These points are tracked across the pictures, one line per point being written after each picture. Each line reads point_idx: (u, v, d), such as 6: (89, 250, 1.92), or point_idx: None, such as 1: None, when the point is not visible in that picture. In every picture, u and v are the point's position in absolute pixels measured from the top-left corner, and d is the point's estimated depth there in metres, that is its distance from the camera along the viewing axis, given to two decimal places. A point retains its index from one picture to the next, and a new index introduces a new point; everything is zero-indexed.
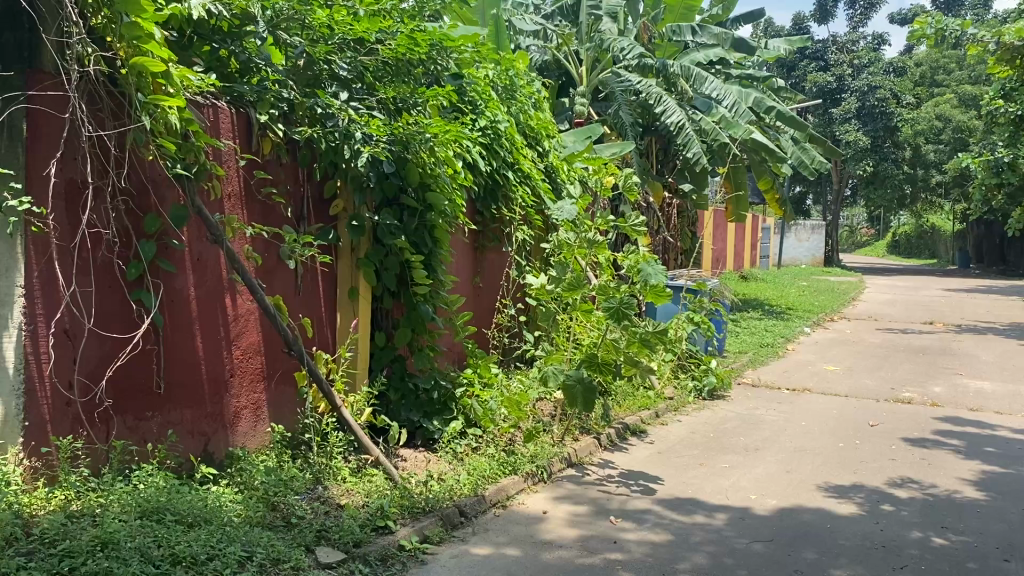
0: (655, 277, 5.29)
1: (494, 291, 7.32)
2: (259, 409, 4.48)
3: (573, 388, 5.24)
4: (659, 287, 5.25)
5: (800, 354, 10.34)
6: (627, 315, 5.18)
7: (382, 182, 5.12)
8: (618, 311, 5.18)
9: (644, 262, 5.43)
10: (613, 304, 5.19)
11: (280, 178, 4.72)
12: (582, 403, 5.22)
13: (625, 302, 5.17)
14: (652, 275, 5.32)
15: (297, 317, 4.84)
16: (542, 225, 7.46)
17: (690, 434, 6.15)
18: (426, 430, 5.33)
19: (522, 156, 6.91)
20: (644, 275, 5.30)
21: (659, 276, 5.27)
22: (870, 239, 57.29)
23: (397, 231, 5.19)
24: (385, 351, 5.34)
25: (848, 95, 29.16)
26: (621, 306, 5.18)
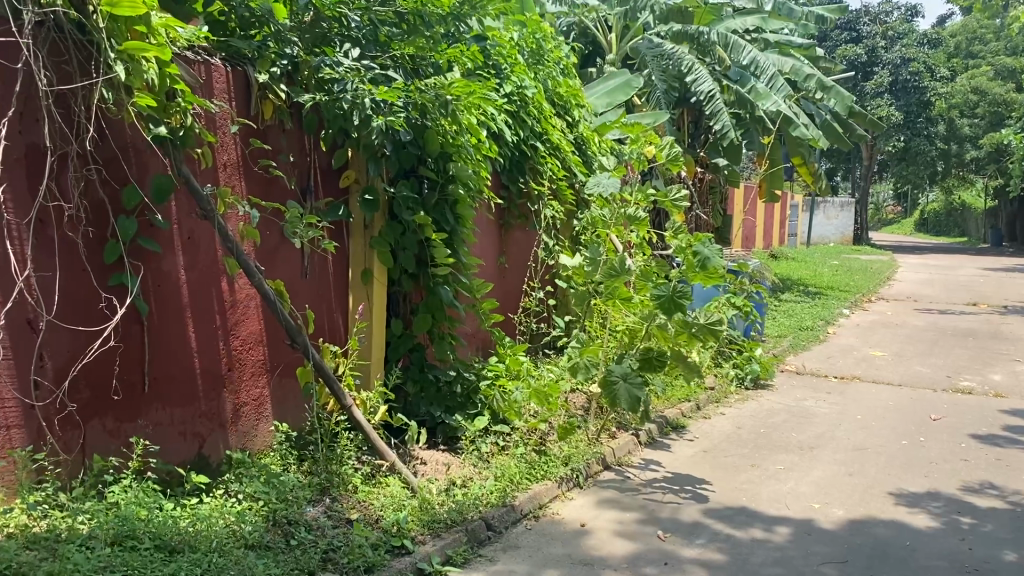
0: (713, 260, 4.61)
1: (520, 272, 6.74)
2: (263, 405, 4.08)
3: (613, 388, 4.67)
4: (713, 270, 4.59)
5: (842, 339, 9.75)
6: (680, 306, 4.59)
7: (398, 150, 4.61)
8: (666, 299, 4.61)
9: (699, 244, 4.73)
10: (664, 293, 4.61)
11: (283, 147, 4.17)
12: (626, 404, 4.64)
13: (679, 292, 4.59)
14: (709, 257, 4.62)
15: (305, 304, 4.36)
16: (573, 200, 6.89)
17: (736, 429, 5.62)
18: (447, 427, 4.79)
19: (551, 125, 6.39)
20: (699, 258, 4.61)
21: (716, 258, 4.60)
22: (898, 216, 56.14)
23: (415, 207, 4.65)
24: (402, 339, 4.82)
25: (880, 68, 28.21)
26: (675, 296, 4.60)
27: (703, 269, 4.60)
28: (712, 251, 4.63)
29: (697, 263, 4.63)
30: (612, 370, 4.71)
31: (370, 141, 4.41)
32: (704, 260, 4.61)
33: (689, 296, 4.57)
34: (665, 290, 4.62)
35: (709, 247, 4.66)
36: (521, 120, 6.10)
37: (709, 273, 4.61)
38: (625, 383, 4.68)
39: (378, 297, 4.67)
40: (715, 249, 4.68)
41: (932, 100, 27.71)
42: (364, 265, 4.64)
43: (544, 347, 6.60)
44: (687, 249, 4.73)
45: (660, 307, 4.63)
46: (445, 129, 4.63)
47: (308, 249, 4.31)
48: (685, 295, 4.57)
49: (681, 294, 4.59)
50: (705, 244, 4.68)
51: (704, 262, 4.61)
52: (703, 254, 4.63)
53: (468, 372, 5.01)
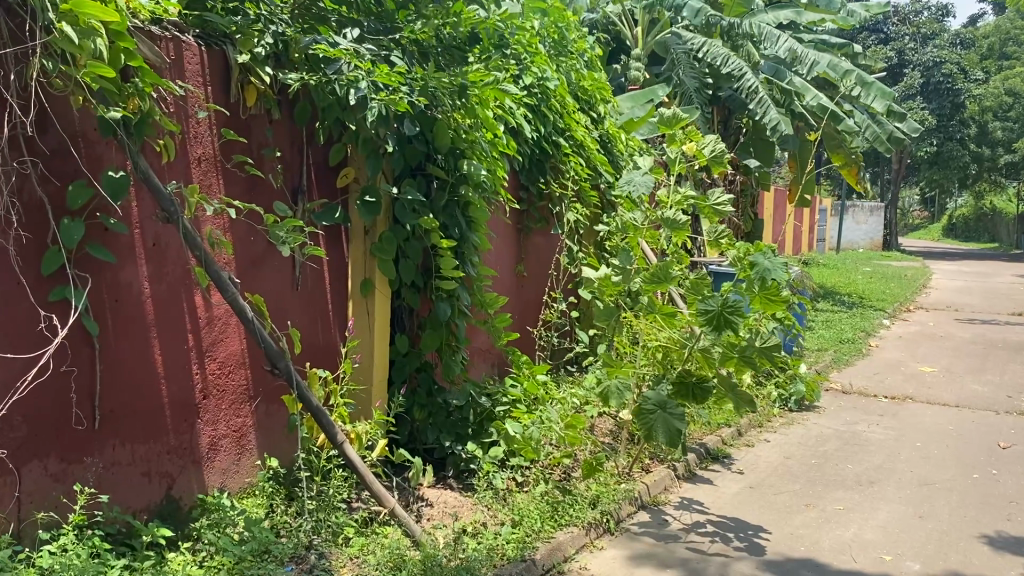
0: (774, 274, 3.94)
1: (541, 282, 6.16)
2: (245, 438, 3.56)
3: (649, 418, 4.08)
4: (774, 287, 3.93)
5: (886, 353, 9.09)
6: (731, 323, 3.97)
7: (401, 144, 4.07)
8: (716, 317, 4.00)
9: (757, 254, 4.04)
10: (712, 307, 4.00)
11: (269, 140, 3.62)
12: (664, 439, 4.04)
13: (729, 305, 3.97)
14: (770, 270, 3.95)
15: (295, 321, 3.81)
16: (598, 203, 6.35)
17: (784, 460, 5.03)
18: (458, 458, 4.26)
19: (575, 121, 5.87)
20: (759, 271, 3.94)
21: (779, 272, 3.93)
22: (925, 222, 55.03)
23: (423, 208, 4.10)
24: (408, 359, 4.28)
25: (911, 69, 27.42)
26: (725, 311, 3.98)
27: (763, 285, 3.95)
28: (774, 265, 3.96)
29: (756, 278, 3.96)
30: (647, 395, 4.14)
31: (370, 133, 3.85)
32: (765, 273, 3.93)
33: (741, 312, 3.95)
34: (715, 302, 4.00)
35: (770, 259, 3.99)
36: (542, 116, 5.61)
37: (768, 294, 3.95)
38: (664, 413, 4.08)
39: (379, 310, 4.12)
40: (777, 262, 4.00)
41: (966, 101, 26.87)
42: (364, 275, 4.10)
43: (568, 365, 6.01)
44: (744, 261, 4.07)
45: (709, 327, 4.02)
46: (457, 124, 4.15)
47: (300, 257, 3.77)
48: (736, 310, 3.95)
49: (732, 309, 3.97)
50: (765, 256, 4.02)
51: (765, 277, 3.94)
52: (763, 267, 3.96)
53: (482, 396, 4.45)
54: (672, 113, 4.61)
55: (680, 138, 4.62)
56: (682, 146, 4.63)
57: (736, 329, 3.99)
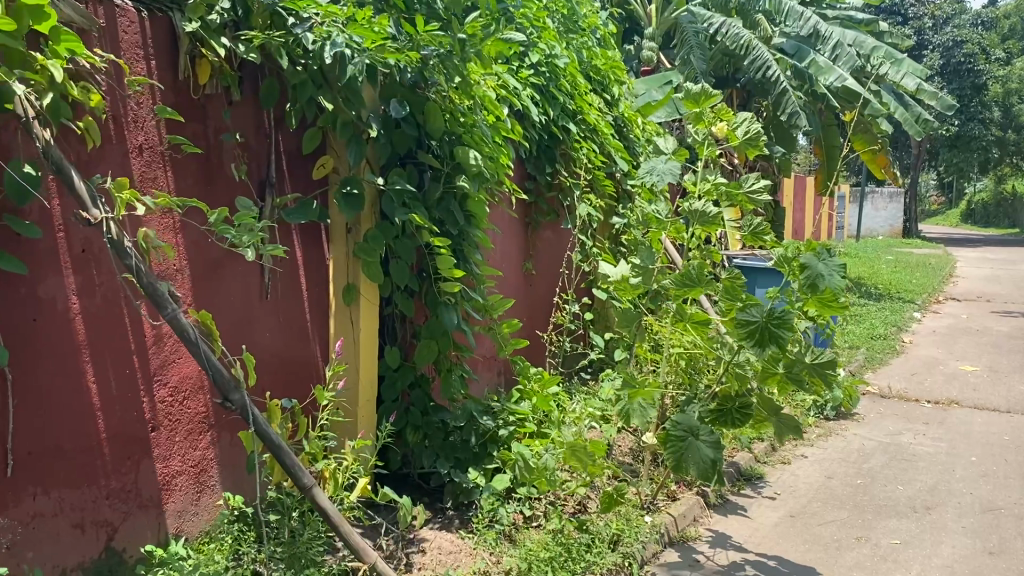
0: (830, 280, 3.34)
1: (551, 280, 5.60)
2: (204, 473, 3.07)
3: (678, 447, 3.48)
4: (828, 294, 3.35)
5: (921, 350, 8.50)
6: (777, 338, 3.36)
7: (387, 129, 3.55)
8: (758, 330, 3.39)
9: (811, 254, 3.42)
10: (755, 319, 3.39)
11: (227, 123, 3.09)
12: (698, 472, 3.43)
13: (775, 317, 3.35)
14: (825, 276, 3.35)
15: (265, 335, 3.30)
16: (613, 193, 5.82)
17: (826, 479, 4.49)
18: (457, 486, 3.71)
19: (588, 103, 5.36)
20: (809, 275, 3.36)
21: (835, 278, 3.34)
22: (942, 207, 54.08)
23: (413, 201, 3.58)
24: (400, 372, 3.78)
25: (930, 50, 26.63)
26: (770, 324, 3.37)
27: (814, 291, 3.37)
28: (830, 270, 3.36)
29: (805, 285, 3.38)
30: (674, 418, 3.54)
31: (350, 114, 3.36)
32: (817, 280, 3.35)
33: (790, 325, 3.33)
34: (759, 313, 3.39)
35: (825, 260, 3.38)
36: (551, 97, 5.10)
37: (822, 298, 3.38)
38: (695, 440, 3.47)
39: (364, 320, 3.62)
40: (834, 265, 3.38)
41: (988, 83, 26.04)
42: (347, 281, 3.58)
43: (582, 373, 5.46)
44: (793, 262, 3.43)
45: (747, 338, 3.41)
46: (450, 107, 3.69)
47: (269, 262, 3.26)
48: (784, 323, 3.33)
49: (779, 320, 3.35)
50: (818, 257, 3.40)
51: (816, 283, 3.35)
52: (815, 271, 3.36)
53: (484, 414, 3.90)
54: (700, 89, 4.03)
55: (708, 117, 4.09)
56: (711, 126, 4.12)
57: (783, 346, 3.37)
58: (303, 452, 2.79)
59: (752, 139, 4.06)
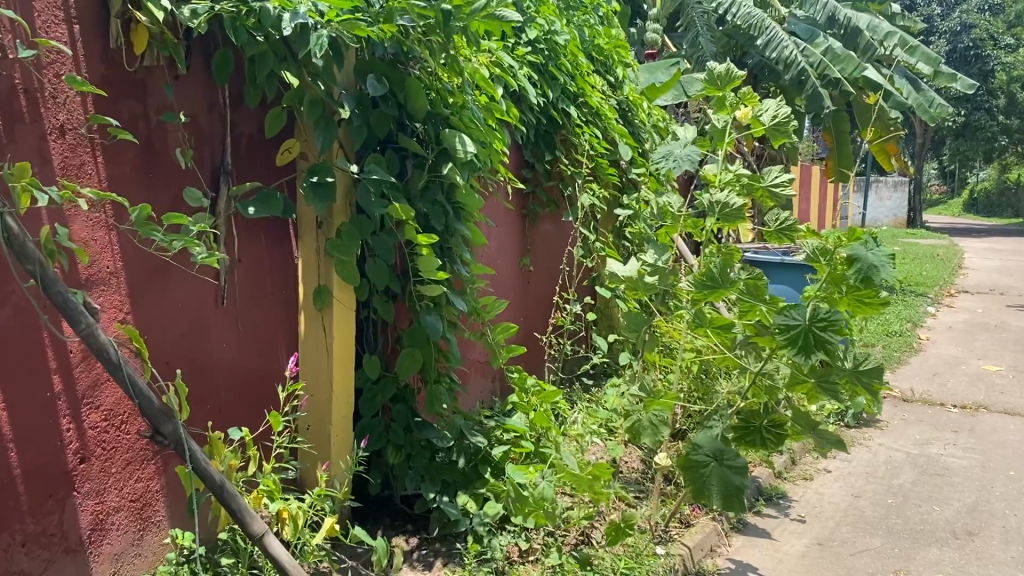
0: (883, 273, 2.86)
1: (550, 277, 5.17)
2: (149, 508, 2.65)
3: (699, 473, 2.93)
4: (870, 293, 2.83)
5: (940, 347, 8.06)
6: (824, 342, 2.80)
7: (363, 108, 3.07)
8: (799, 335, 2.84)
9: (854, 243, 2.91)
10: (796, 322, 2.83)
11: (173, 101, 2.65)
12: (720, 501, 2.90)
13: (819, 317, 2.80)
14: (877, 267, 2.86)
15: (222, 347, 2.88)
16: (617, 182, 5.40)
17: (854, 498, 4.07)
18: (445, 514, 3.29)
19: (589, 85, 4.94)
20: (860, 267, 2.85)
21: (888, 270, 2.86)
22: (945, 197, 53.60)
23: (393, 192, 3.11)
24: (381, 385, 3.37)
25: (937, 37, 26.12)
26: (813, 326, 2.81)
27: (861, 286, 2.85)
28: (881, 259, 2.88)
29: (854, 278, 2.86)
30: (694, 439, 2.98)
31: (318, 92, 2.93)
32: (870, 271, 2.84)
33: (837, 326, 2.78)
34: (800, 315, 2.83)
35: (873, 250, 2.91)
36: (550, 78, 4.65)
37: (862, 297, 2.85)
38: (719, 466, 2.92)
39: (339, 327, 3.19)
40: (882, 255, 2.92)
41: (996, 69, 25.52)
42: (318, 283, 3.14)
43: (583, 379, 5.02)
44: (835, 257, 2.92)
45: (788, 345, 2.86)
46: (437, 88, 3.32)
47: (225, 263, 2.84)
48: (829, 324, 2.78)
49: (824, 320, 2.80)
50: (865, 246, 2.92)
51: (869, 275, 2.85)
52: (866, 262, 2.86)
53: (475, 432, 3.48)
54: (725, 70, 3.60)
55: (732, 102, 3.63)
56: (733, 112, 3.66)
57: (832, 353, 2.82)
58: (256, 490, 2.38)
59: (783, 126, 3.60)
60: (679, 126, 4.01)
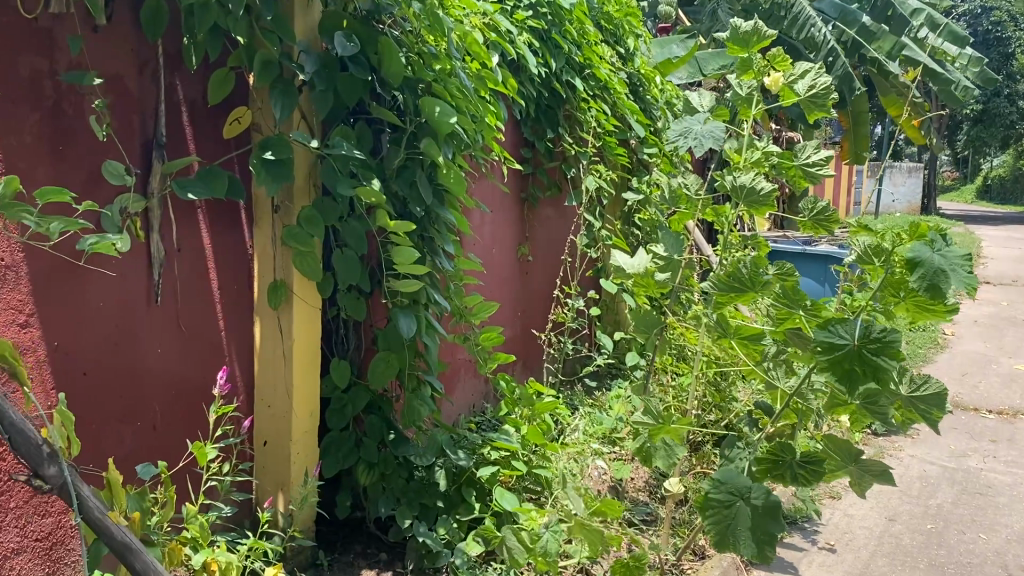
0: (953, 281, 2.35)
1: (552, 269, 4.70)
2: (59, 547, 2.20)
3: (722, 517, 2.53)
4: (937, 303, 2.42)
5: (968, 344, 7.58)
6: (879, 365, 2.33)
7: (328, 72, 2.59)
8: (845, 357, 2.38)
9: (920, 242, 2.44)
10: (842, 341, 2.36)
11: (86, 58, 2.18)
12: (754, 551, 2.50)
13: (872, 337, 2.33)
14: (945, 274, 2.36)
15: (156, 353, 2.43)
16: (626, 164, 4.93)
17: (890, 523, 3.61)
18: (423, 546, 2.83)
19: (597, 55, 4.47)
20: (924, 273, 2.37)
21: (961, 275, 2.35)
22: (957, 184, 52.80)
23: (363, 171, 2.64)
24: (352, 395, 2.92)
25: (958, 19, 25.37)
26: (864, 348, 2.35)
27: (929, 296, 2.37)
28: (951, 264, 2.38)
29: (920, 287, 2.38)
30: (716, 474, 2.58)
31: (272, 51, 2.46)
32: (937, 279, 2.36)
33: (895, 350, 2.30)
34: (848, 332, 2.36)
35: (942, 252, 2.40)
36: (554, 46, 4.17)
37: (925, 304, 2.45)
38: (747, 505, 2.52)
39: (300, 329, 2.73)
40: (956, 258, 2.40)
41: (1018, 53, 24.79)
42: (275, 277, 2.69)
43: (585, 380, 4.56)
44: (896, 257, 2.51)
45: (830, 367, 2.40)
46: (420, 50, 2.84)
47: (158, 255, 2.38)
48: (885, 346, 2.31)
49: (878, 340, 2.32)
50: (931, 247, 2.42)
51: (936, 283, 2.36)
52: (932, 267, 2.37)
53: (459, 449, 3.02)
54: (751, 28, 3.13)
55: (757, 65, 3.19)
56: (760, 78, 3.20)
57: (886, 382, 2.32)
58: (165, 551, 1.87)
59: (819, 95, 3.11)
60: (699, 98, 3.53)
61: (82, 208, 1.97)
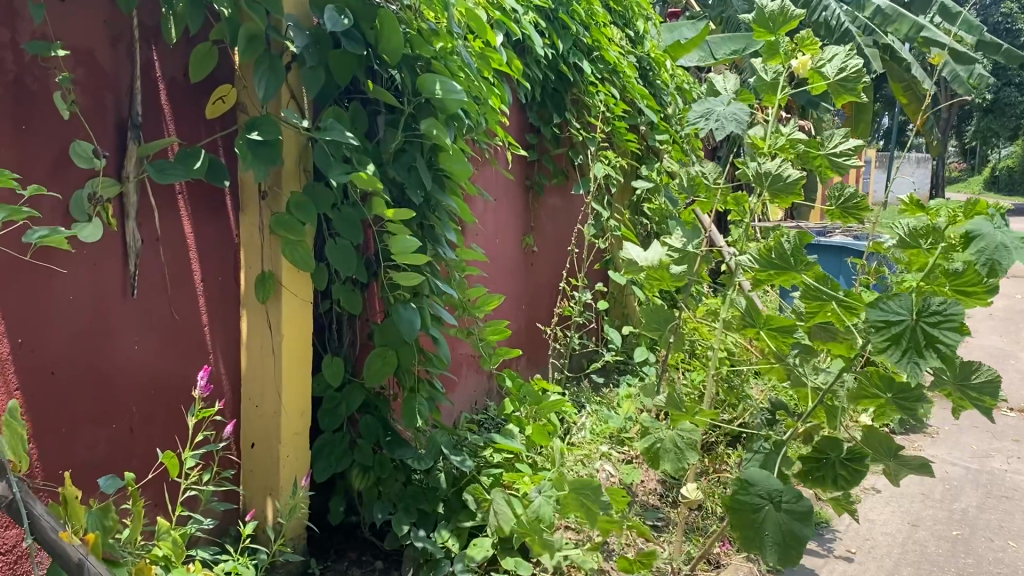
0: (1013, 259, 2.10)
1: (557, 260, 4.52)
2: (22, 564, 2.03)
3: (750, 518, 2.31)
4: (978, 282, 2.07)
5: (985, 339, 7.36)
6: (940, 341, 2.05)
7: (319, 48, 2.39)
8: (902, 334, 2.11)
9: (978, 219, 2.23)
10: (898, 316, 2.11)
11: (51, 27, 1.99)
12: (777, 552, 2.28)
13: (931, 310, 2.07)
14: (1007, 251, 2.12)
15: (133, 351, 2.25)
16: (636, 151, 4.73)
17: (914, 529, 3.43)
18: (421, 554, 2.65)
19: (606, 37, 4.27)
20: (986, 246, 2.13)
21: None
22: (965, 175, 52.40)
23: (357, 155, 2.44)
24: (345, 395, 2.74)
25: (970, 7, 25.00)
26: (922, 322, 2.09)
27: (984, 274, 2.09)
28: (1014, 241, 2.14)
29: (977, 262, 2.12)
30: (744, 475, 2.35)
31: (258, 24, 2.27)
32: (996, 255, 2.10)
33: (959, 322, 2.02)
34: (904, 307, 2.11)
35: (1002, 229, 2.18)
36: (561, 26, 3.97)
37: (966, 285, 2.09)
38: (776, 510, 2.30)
39: (289, 324, 2.56)
40: (1014, 238, 2.17)
41: None
42: (262, 269, 2.52)
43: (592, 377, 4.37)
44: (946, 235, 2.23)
45: (888, 347, 2.12)
46: (419, 27, 2.64)
47: (134, 244, 2.20)
48: (949, 319, 2.03)
49: (938, 314, 2.05)
50: (991, 222, 2.20)
51: (998, 258, 2.11)
52: (993, 241, 2.13)
53: (459, 452, 2.84)
54: (778, 9, 2.96)
55: (785, 49, 3.01)
56: (788, 62, 3.03)
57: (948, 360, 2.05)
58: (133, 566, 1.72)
59: (850, 79, 2.91)
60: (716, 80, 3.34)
61: (28, 196, 1.71)
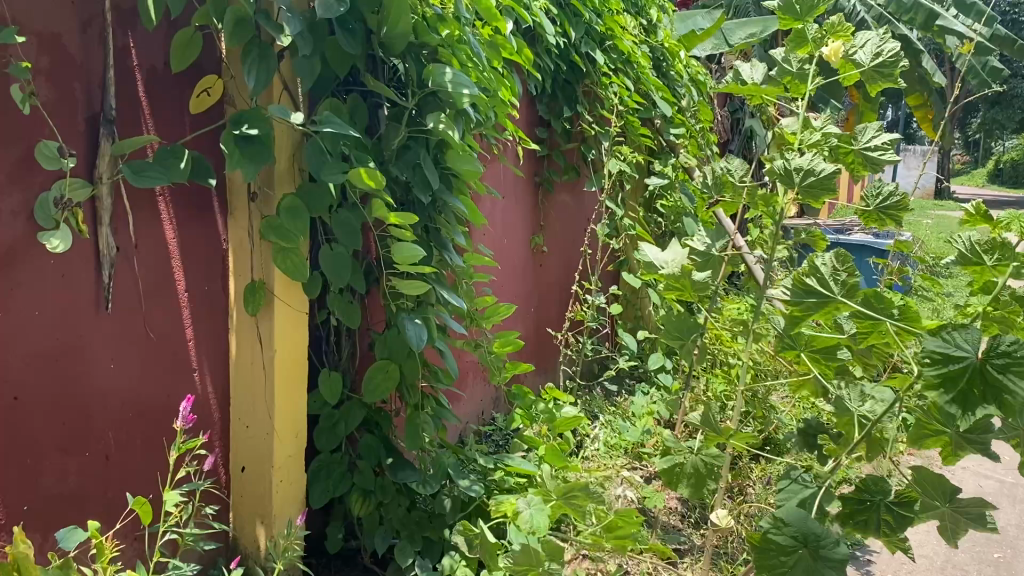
0: None
1: (568, 261, 4.30)
2: None
3: (781, 563, 2.10)
4: None
5: None
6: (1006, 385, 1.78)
7: (314, 35, 2.14)
8: (963, 372, 1.83)
9: None
10: (963, 351, 1.82)
11: (8, 9, 1.75)
12: None
13: (1000, 350, 1.78)
14: None
15: (108, 370, 2.02)
16: (650, 145, 4.49)
17: (953, 553, 3.20)
18: None
19: (620, 25, 4.02)
20: None
21: None
22: (970, 167, 52.03)
23: (356, 152, 2.22)
24: (344, 412, 2.51)
25: None
26: (989, 363, 1.80)
27: None
28: None
29: None
30: (779, 512, 2.12)
31: (245, 6, 2.03)
32: None
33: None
34: (969, 343, 1.81)
35: None
36: (573, 14, 3.73)
37: None
38: (813, 555, 2.07)
39: (282, 337, 2.34)
40: None
41: None
42: (252, 277, 2.30)
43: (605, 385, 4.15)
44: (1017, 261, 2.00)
45: (940, 385, 1.85)
46: (425, 12, 2.40)
47: (107, 253, 1.97)
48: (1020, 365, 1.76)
49: (1007, 356, 1.77)
50: None
51: None
52: None
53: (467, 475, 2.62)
54: None
55: (812, 36, 2.76)
56: (816, 51, 2.79)
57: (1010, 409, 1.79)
58: None
59: (886, 66, 2.67)
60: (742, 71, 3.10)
61: None
